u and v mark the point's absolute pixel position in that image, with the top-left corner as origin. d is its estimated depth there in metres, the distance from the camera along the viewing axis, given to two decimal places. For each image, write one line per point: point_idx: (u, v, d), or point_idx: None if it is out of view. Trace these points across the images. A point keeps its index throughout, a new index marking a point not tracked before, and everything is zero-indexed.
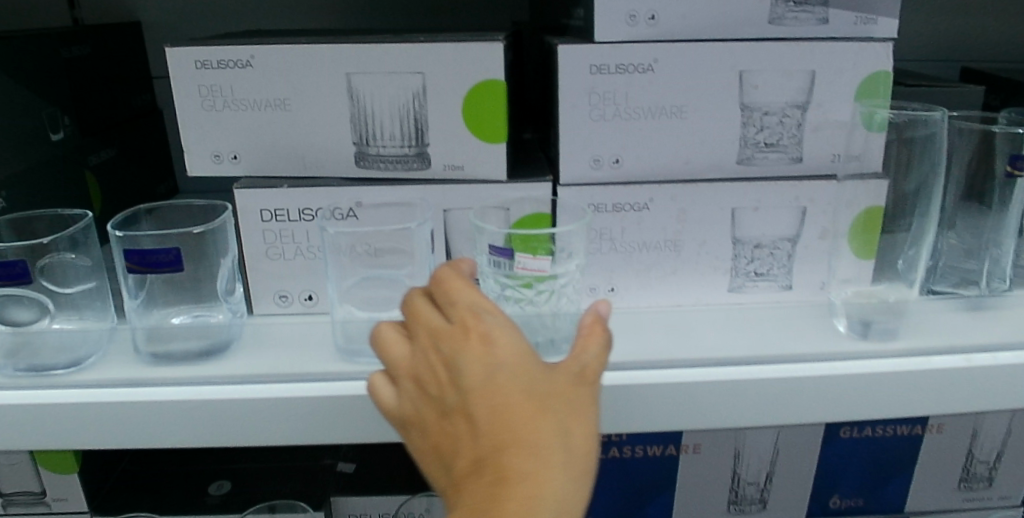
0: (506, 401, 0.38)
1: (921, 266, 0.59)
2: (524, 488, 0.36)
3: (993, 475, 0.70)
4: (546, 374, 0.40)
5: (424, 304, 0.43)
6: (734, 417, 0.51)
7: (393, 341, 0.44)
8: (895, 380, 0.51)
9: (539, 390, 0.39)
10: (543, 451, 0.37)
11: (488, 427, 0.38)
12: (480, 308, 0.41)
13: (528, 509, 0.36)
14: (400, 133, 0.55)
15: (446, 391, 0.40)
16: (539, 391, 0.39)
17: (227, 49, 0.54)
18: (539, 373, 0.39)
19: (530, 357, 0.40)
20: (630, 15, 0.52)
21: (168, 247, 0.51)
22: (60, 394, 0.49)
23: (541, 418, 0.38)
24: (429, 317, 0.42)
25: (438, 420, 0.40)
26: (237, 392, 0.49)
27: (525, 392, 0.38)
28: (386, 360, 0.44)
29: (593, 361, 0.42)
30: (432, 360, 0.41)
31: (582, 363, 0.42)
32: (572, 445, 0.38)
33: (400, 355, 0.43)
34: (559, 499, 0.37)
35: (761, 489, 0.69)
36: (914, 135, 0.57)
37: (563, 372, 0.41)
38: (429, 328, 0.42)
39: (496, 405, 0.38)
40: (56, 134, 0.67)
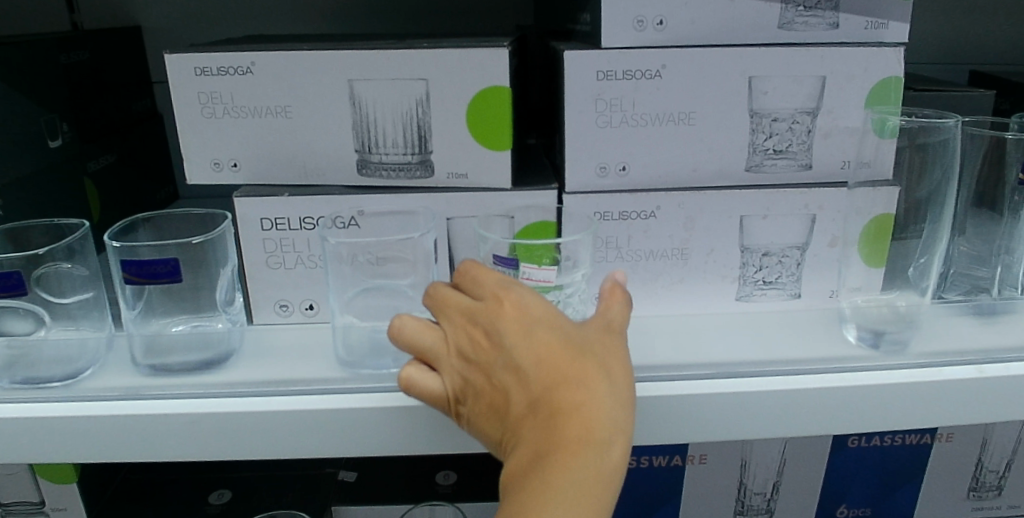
0: (550, 351, 0.43)
1: (932, 274, 0.58)
2: (583, 418, 0.41)
3: (1002, 484, 0.70)
4: (577, 328, 0.45)
5: (452, 291, 0.47)
6: (744, 430, 0.50)
7: (422, 330, 0.47)
8: (907, 392, 0.50)
9: (576, 338, 0.44)
10: (592, 386, 0.42)
11: (538, 376, 0.42)
12: (507, 282, 0.46)
13: (590, 434, 0.41)
14: (403, 140, 0.54)
15: (490, 354, 0.44)
16: (577, 340, 0.44)
17: (227, 56, 0.53)
18: (572, 327, 0.44)
19: (561, 315, 0.45)
20: (638, 21, 0.51)
21: (166, 258, 0.51)
22: (56, 407, 0.48)
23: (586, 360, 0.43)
24: (458, 299, 0.46)
25: (486, 383, 0.44)
26: (235, 405, 0.48)
27: (565, 342, 0.43)
28: (420, 348, 0.47)
29: (615, 317, 0.48)
30: (471, 334, 0.45)
31: (605, 319, 0.47)
32: (614, 380, 0.43)
33: (434, 339, 0.47)
34: (614, 424, 0.42)
35: (768, 499, 0.68)
36: (926, 143, 0.55)
37: (591, 327, 0.46)
38: (462, 309, 0.46)
39: (542, 355, 0.42)
40: (54, 141, 0.66)
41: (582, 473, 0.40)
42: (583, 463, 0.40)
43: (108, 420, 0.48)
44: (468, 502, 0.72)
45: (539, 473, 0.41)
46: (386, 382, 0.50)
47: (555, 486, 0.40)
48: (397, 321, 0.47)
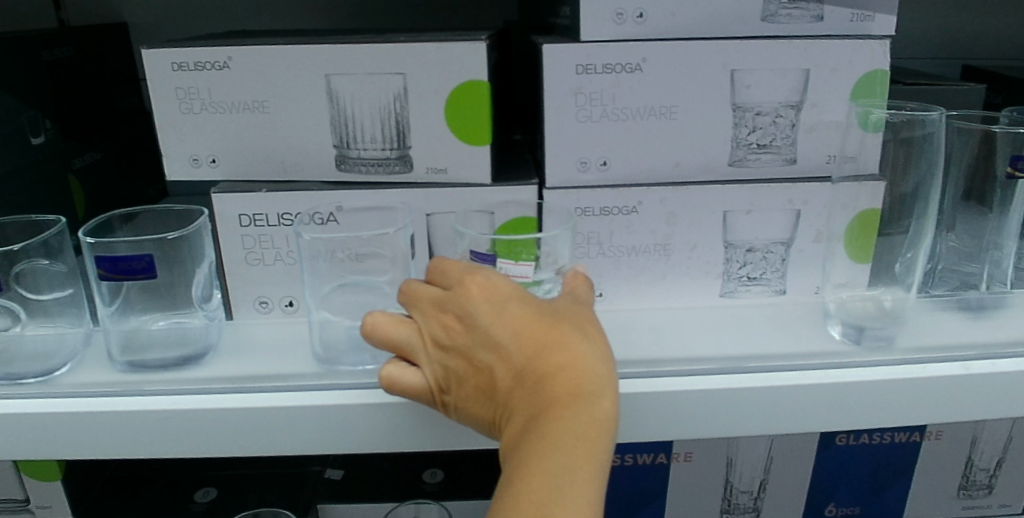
0: (525, 323, 0.43)
1: (919, 268, 0.56)
2: (571, 375, 0.41)
3: (993, 483, 0.69)
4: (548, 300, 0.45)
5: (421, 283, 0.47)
6: (725, 428, 0.49)
7: (395, 325, 0.46)
8: (891, 389, 0.49)
9: (548, 308, 0.44)
10: (573, 346, 0.42)
11: (519, 347, 0.42)
12: (474, 266, 0.46)
13: (579, 389, 0.41)
14: (381, 135, 0.53)
15: (467, 336, 0.44)
16: (550, 309, 0.44)
17: (203, 51, 0.52)
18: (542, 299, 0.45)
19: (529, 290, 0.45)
20: (618, 13, 0.51)
21: (141, 254, 0.50)
22: (30, 403, 0.48)
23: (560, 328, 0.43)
24: (427, 291, 0.46)
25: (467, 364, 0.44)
26: (209, 402, 0.48)
27: (539, 311, 0.44)
28: (394, 343, 0.46)
29: (580, 294, 0.49)
30: (444, 321, 0.45)
31: (574, 295, 0.48)
32: (592, 341, 0.44)
33: (408, 332, 0.46)
34: (602, 376, 0.42)
35: (755, 497, 0.67)
36: (910, 137, 0.54)
37: (560, 300, 0.47)
38: (432, 298, 0.46)
39: (519, 326, 0.43)
40: (37, 138, 0.66)
41: (582, 425, 0.40)
42: (580, 417, 0.40)
43: (82, 416, 0.47)
44: (454, 500, 0.71)
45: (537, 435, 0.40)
46: (362, 378, 0.49)
47: (558, 440, 0.40)
48: (369, 319, 0.47)
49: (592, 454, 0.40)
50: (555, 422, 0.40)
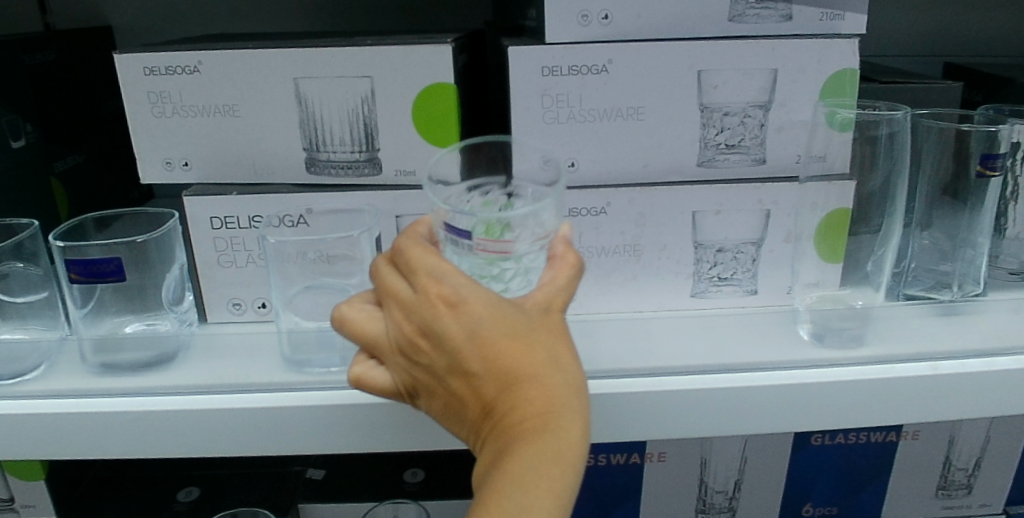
0: (493, 346, 0.38)
1: (889, 268, 0.58)
2: (537, 415, 0.37)
3: (972, 483, 0.70)
4: (522, 312, 0.39)
5: (389, 276, 0.41)
6: (690, 428, 0.49)
7: (366, 321, 0.44)
8: (858, 389, 0.49)
9: (520, 328, 0.38)
10: (543, 378, 0.38)
11: (484, 375, 0.38)
12: (440, 269, 0.38)
13: (546, 432, 0.37)
14: (350, 138, 0.54)
15: (432, 352, 0.39)
16: (522, 328, 0.38)
17: (173, 55, 0.53)
18: (515, 312, 0.38)
19: (503, 302, 0.38)
20: (583, 15, 0.51)
21: (110, 257, 0.51)
22: (3, 406, 0.49)
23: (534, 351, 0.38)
24: (395, 288, 0.41)
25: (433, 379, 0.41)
26: (178, 403, 0.48)
27: (508, 333, 0.38)
28: (365, 339, 0.44)
29: (566, 284, 0.41)
30: (409, 332, 0.40)
31: (553, 294, 0.41)
32: (566, 368, 0.38)
33: (378, 331, 0.43)
34: (573, 414, 0.37)
35: (730, 497, 0.69)
36: (877, 135, 0.55)
37: (536, 307, 0.40)
38: (399, 298, 0.40)
39: (486, 352, 0.38)
40: (17, 141, 0.66)
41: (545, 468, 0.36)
42: (544, 459, 0.36)
43: (52, 418, 0.48)
44: (432, 499, 0.72)
45: (497, 475, 0.37)
46: (329, 380, 0.50)
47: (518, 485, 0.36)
48: (337, 312, 0.44)
49: (557, 499, 0.37)
50: (516, 462, 0.37)
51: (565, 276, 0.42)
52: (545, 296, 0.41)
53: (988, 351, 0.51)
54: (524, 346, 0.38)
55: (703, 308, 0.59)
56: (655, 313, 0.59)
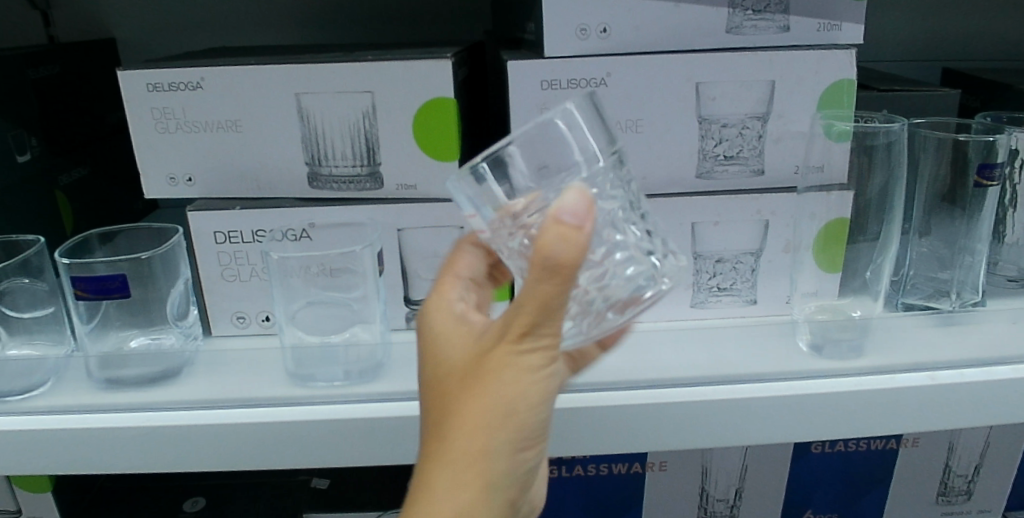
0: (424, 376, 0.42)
1: (887, 276, 0.58)
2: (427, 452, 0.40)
3: (971, 489, 0.70)
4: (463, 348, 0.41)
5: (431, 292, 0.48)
6: (690, 440, 0.50)
7: None
8: (857, 400, 0.49)
9: (450, 365, 0.41)
10: (444, 417, 0.40)
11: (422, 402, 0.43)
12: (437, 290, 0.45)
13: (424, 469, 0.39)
14: (351, 152, 0.54)
15: None
16: (449, 365, 0.41)
17: (176, 72, 0.53)
18: (453, 348, 0.41)
19: (443, 336, 0.42)
20: (581, 29, 0.51)
21: (115, 274, 0.52)
22: (11, 422, 0.49)
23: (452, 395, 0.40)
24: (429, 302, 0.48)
25: None
26: (183, 418, 0.49)
27: (436, 367, 0.41)
28: None
29: (529, 302, 0.36)
30: None
31: (512, 322, 0.38)
32: (468, 412, 0.39)
33: None
34: (450, 462, 0.39)
35: (731, 505, 0.69)
36: (874, 145, 0.56)
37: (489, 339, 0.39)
38: None
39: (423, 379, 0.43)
40: (22, 156, 0.67)
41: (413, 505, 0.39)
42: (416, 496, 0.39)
43: (59, 433, 0.48)
44: None
45: None
46: (332, 394, 0.50)
47: None
48: None
49: None
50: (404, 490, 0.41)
51: (523, 293, 0.36)
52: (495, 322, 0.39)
53: (986, 360, 0.51)
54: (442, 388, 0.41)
55: (703, 318, 0.59)
56: (655, 323, 0.59)
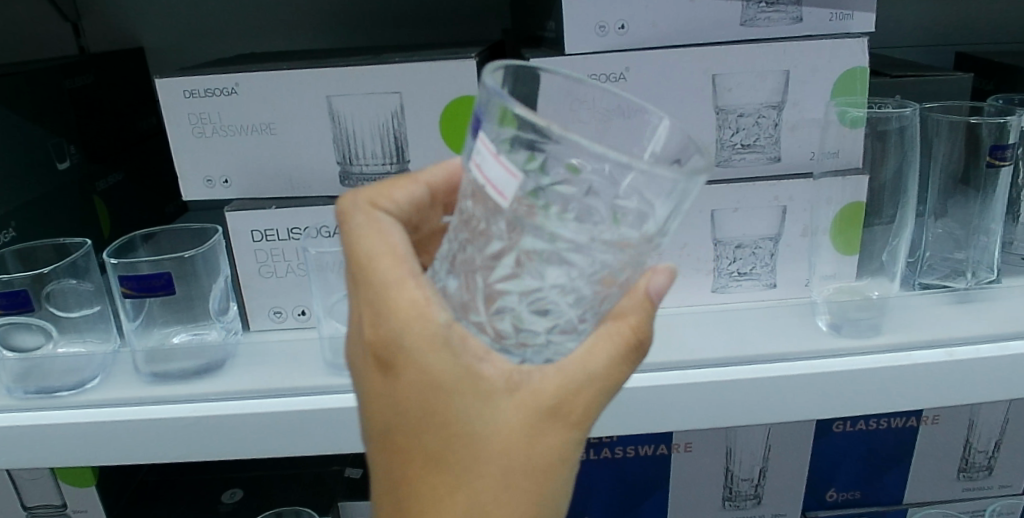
0: (449, 438, 0.33)
1: (903, 258, 0.60)
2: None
3: (993, 465, 0.73)
4: (510, 420, 0.33)
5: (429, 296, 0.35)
6: (717, 419, 0.51)
7: None
8: (877, 377, 0.51)
9: (495, 440, 0.33)
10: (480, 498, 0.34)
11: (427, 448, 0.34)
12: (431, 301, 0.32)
13: None
14: (380, 151, 0.57)
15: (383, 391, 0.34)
16: (500, 440, 0.33)
17: (212, 78, 0.55)
18: (507, 414, 0.33)
19: (500, 397, 0.33)
20: (600, 26, 0.53)
21: (161, 272, 0.56)
22: (66, 415, 0.52)
23: (462, 446, 0.33)
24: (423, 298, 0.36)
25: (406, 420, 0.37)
26: (229, 408, 0.51)
27: (489, 439, 0.33)
28: None
29: (600, 386, 0.33)
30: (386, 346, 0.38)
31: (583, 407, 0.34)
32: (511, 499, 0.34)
33: None
34: None
35: (756, 485, 0.72)
36: (887, 130, 0.58)
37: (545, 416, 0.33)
38: None
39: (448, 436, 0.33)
40: (62, 163, 0.69)
41: None
42: None
43: (112, 425, 0.51)
44: None
45: None
46: None
47: None
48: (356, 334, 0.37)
49: None
50: None
51: (597, 361, 0.33)
52: (540, 393, 0.33)
53: (1003, 336, 0.53)
54: (444, 439, 0.33)
55: (726, 303, 0.61)
56: (678, 308, 0.61)
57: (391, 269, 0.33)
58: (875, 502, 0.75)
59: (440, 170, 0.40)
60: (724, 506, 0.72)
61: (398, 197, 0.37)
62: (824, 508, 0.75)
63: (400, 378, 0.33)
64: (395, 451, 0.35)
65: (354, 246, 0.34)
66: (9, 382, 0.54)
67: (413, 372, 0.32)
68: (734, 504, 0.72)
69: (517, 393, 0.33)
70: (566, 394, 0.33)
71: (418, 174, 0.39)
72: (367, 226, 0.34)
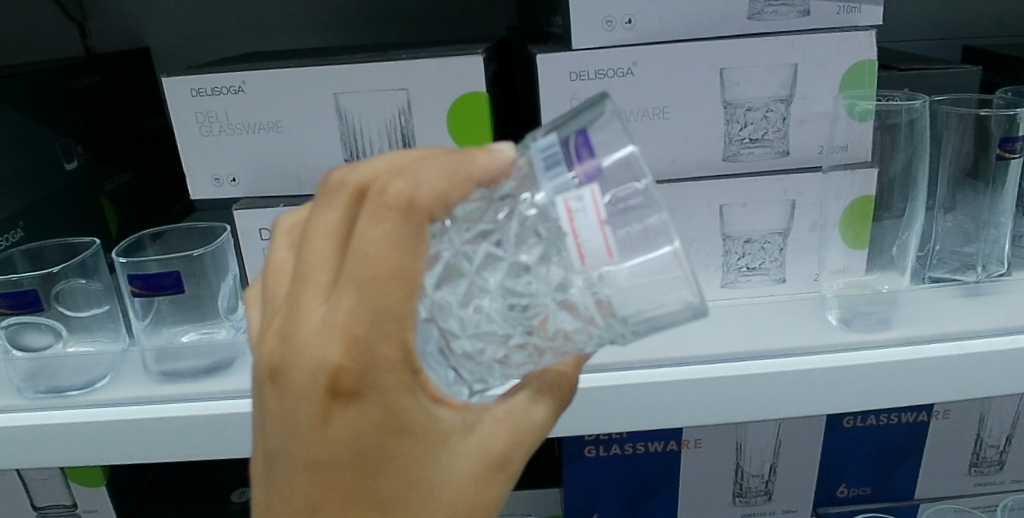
0: (398, 479, 0.32)
1: (913, 251, 0.60)
2: None
3: (1004, 459, 0.73)
4: (458, 464, 0.34)
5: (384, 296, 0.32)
6: (728, 414, 0.51)
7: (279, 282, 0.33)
8: (889, 371, 0.50)
9: (440, 484, 0.33)
10: None
11: (370, 485, 0.32)
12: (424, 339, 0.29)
13: None
14: (388, 147, 0.56)
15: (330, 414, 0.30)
16: (447, 483, 0.34)
17: (219, 76, 0.55)
18: (457, 459, 0.34)
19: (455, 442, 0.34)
20: (607, 21, 0.53)
21: (170, 271, 0.56)
22: (76, 414, 0.52)
23: (410, 489, 0.33)
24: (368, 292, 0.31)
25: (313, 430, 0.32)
26: (238, 406, 0.51)
27: (435, 481, 0.33)
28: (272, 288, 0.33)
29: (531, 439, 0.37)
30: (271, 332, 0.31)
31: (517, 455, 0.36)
32: None
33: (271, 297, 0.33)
34: None
35: (766, 481, 0.72)
36: (896, 123, 0.58)
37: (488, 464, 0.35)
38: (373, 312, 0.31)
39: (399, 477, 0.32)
40: (70, 163, 0.70)
41: None
42: None
43: (122, 424, 0.51)
44: None
45: None
46: None
47: None
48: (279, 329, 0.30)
49: None
50: None
51: (539, 411, 0.37)
52: (489, 440, 0.35)
53: (1013, 329, 0.52)
54: (394, 480, 0.32)
55: (735, 298, 0.60)
56: None
57: (396, 296, 0.28)
58: (886, 498, 0.75)
59: (498, 159, 0.31)
60: (735, 502, 0.72)
61: (453, 199, 0.30)
62: (835, 504, 0.74)
63: (362, 411, 0.30)
64: (314, 478, 0.31)
65: (369, 249, 0.28)
66: (19, 382, 0.54)
67: (380, 410, 0.30)
68: (744, 500, 0.72)
69: (468, 437, 0.34)
70: (509, 444, 0.36)
71: (470, 161, 0.30)
72: (398, 235, 0.28)
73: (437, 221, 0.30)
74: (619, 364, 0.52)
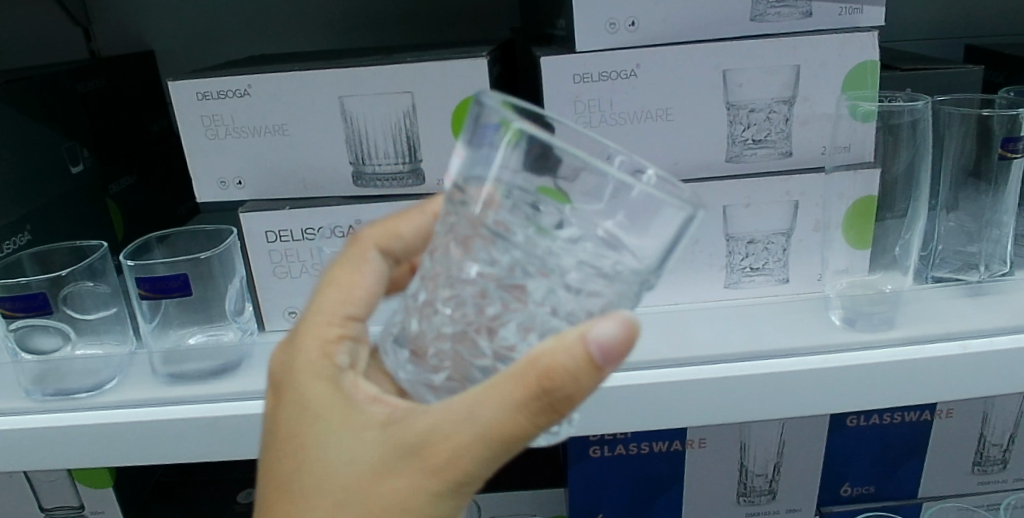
0: (319, 462, 0.36)
1: (916, 252, 0.60)
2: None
3: (1007, 458, 0.73)
4: (374, 450, 0.35)
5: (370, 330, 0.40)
6: (732, 414, 0.51)
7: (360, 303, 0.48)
8: (893, 371, 0.51)
9: (357, 469, 0.35)
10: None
11: (299, 466, 0.36)
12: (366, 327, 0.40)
13: None
14: (393, 150, 0.57)
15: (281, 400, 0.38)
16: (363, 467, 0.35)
17: (225, 79, 0.56)
18: (374, 445, 0.35)
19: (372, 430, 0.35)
20: (610, 23, 0.53)
21: (177, 274, 0.56)
22: (84, 416, 0.52)
23: (326, 471, 0.36)
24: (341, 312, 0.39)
25: None
26: (245, 408, 0.51)
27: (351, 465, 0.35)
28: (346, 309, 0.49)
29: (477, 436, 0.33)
30: None
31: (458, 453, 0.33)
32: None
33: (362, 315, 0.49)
34: None
35: (770, 480, 0.72)
36: (899, 124, 0.58)
37: (412, 455, 0.34)
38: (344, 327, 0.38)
39: (320, 461, 0.36)
40: (76, 166, 0.70)
41: None
42: None
43: (130, 426, 0.51)
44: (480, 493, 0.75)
45: None
46: None
47: None
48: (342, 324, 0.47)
49: None
50: None
51: (483, 409, 0.32)
52: (414, 430, 0.34)
53: (1016, 328, 0.53)
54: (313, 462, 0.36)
55: (739, 298, 0.61)
56: (691, 304, 0.61)
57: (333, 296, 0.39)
58: (889, 497, 0.75)
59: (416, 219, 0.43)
60: (739, 502, 0.73)
61: (393, 237, 0.42)
62: (839, 503, 0.75)
63: (289, 400, 0.37)
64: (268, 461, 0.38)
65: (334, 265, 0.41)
66: (28, 385, 0.54)
67: (297, 396, 0.37)
68: (748, 500, 0.73)
69: (390, 428, 0.35)
70: (435, 435, 0.33)
71: (406, 217, 0.43)
72: (345, 257, 0.40)
73: (375, 256, 0.40)
74: (624, 365, 0.53)
